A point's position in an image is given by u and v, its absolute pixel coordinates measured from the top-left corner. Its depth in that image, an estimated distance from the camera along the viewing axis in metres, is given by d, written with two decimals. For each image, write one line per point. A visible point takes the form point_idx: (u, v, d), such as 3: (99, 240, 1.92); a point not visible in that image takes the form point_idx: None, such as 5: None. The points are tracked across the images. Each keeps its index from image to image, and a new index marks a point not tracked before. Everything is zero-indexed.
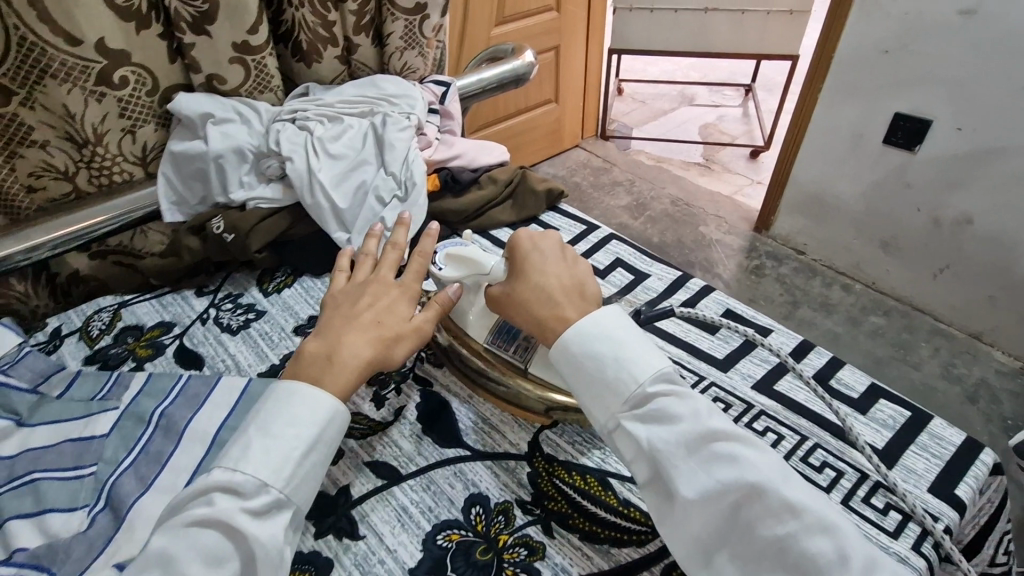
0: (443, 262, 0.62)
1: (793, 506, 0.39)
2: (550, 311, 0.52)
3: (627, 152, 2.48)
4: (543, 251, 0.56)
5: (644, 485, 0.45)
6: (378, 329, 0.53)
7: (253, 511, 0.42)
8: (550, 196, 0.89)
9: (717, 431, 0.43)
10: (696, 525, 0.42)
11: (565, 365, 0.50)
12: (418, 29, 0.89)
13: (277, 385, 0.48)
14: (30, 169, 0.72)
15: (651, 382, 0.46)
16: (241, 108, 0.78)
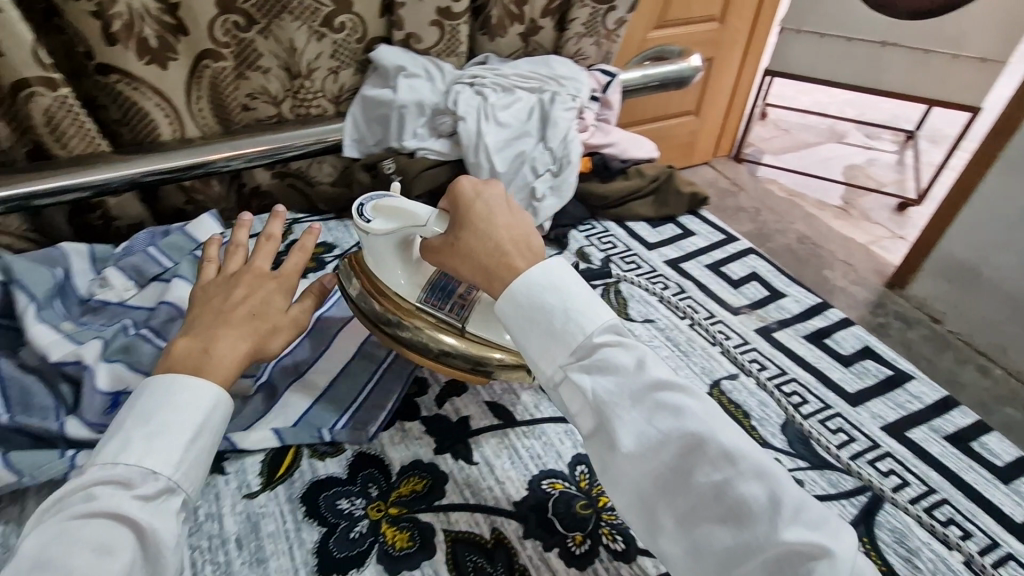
0: (370, 214, 0.56)
1: (732, 454, 0.38)
2: (499, 260, 0.48)
3: (759, 179, 2.36)
4: (489, 198, 0.52)
5: (588, 437, 0.43)
6: (254, 323, 0.53)
7: (139, 499, 0.39)
8: (693, 200, 0.89)
9: (660, 381, 0.41)
10: (637, 476, 0.40)
11: (512, 316, 0.46)
12: (602, 18, 0.95)
13: (150, 381, 0.45)
14: (249, 90, 0.83)
15: (598, 332, 0.43)
16: (430, 67, 0.85)
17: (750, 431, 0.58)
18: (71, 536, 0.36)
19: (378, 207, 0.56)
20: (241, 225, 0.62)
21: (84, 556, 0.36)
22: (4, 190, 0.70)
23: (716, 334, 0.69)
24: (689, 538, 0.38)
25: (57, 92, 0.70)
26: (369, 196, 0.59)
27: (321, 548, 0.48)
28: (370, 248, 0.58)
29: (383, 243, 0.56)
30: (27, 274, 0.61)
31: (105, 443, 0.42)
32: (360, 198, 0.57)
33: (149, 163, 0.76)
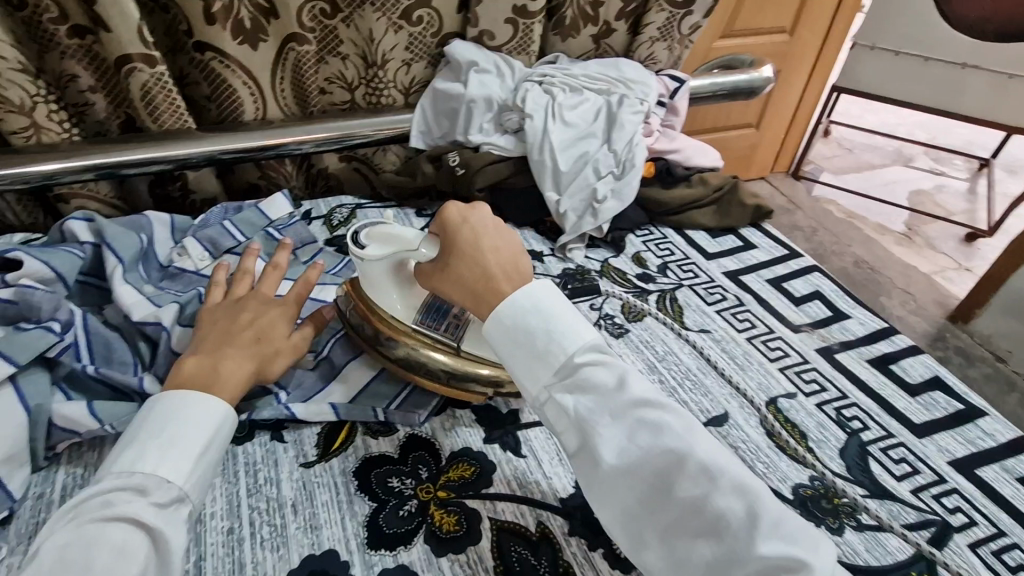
0: (365, 240, 0.57)
1: (709, 469, 0.39)
2: (484, 285, 0.49)
3: (817, 198, 2.28)
4: (475, 220, 0.52)
5: (573, 455, 0.44)
6: (259, 344, 0.53)
7: (153, 508, 0.40)
8: (756, 212, 0.88)
9: (641, 398, 0.42)
10: (622, 493, 0.41)
11: (498, 340, 0.47)
12: (678, 25, 0.95)
13: (161, 395, 0.45)
14: (327, 76, 0.87)
15: (578, 353, 0.45)
16: (501, 64, 0.86)
17: (807, 452, 0.56)
18: (89, 543, 0.37)
19: (372, 234, 0.58)
20: (249, 252, 0.64)
21: (105, 562, 0.36)
22: (99, 159, 0.75)
23: (774, 350, 0.67)
24: (670, 554, 0.39)
25: (154, 69, 0.74)
26: (360, 223, 0.60)
27: (371, 523, 0.49)
28: (366, 273, 0.58)
29: (378, 270, 0.57)
30: (117, 238, 0.65)
31: (112, 455, 0.42)
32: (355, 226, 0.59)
33: (229, 141, 0.80)
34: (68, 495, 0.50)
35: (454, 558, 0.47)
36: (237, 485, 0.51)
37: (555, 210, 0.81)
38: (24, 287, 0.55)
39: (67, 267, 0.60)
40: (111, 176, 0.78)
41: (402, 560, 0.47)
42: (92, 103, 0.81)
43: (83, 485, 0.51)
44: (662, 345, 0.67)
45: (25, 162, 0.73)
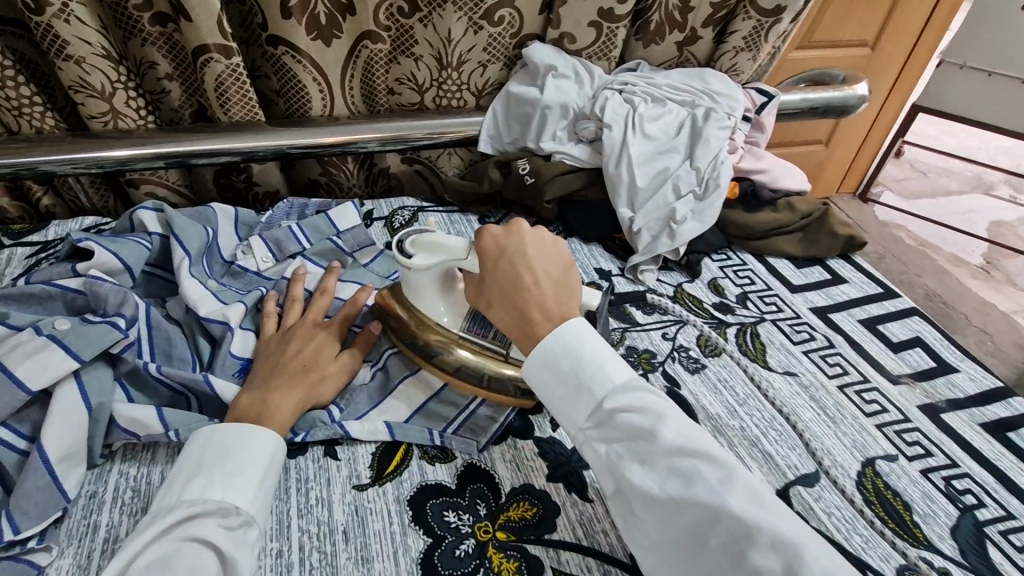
0: (409, 249, 0.56)
1: (744, 524, 0.35)
2: (524, 323, 0.48)
3: (888, 223, 2.15)
4: (517, 244, 0.50)
5: (610, 498, 0.42)
6: (306, 373, 0.53)
7: (224, 531, 0.41)
8: (848, 243, 0.80)
9: (673, 445, 0.38)
10: (657, 539, 0.39)
11: (535, 380, 0.46)
12: (765, 33, 0.86)
13: (210, 429, 0.46)
14: (398, 76, 0.84)
15: (610, 397, 0.42)
16: (580, 69, 0.82)
17: (912, 528, 0.50)
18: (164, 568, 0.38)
19: (417, 242, 0.56)
20: (296, 278, 0.63)
21: None
22: (171, 148, 0.75)
23: (870, 403, 0.60)
24: None
25: (230, 60, 0.73)
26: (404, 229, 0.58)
27: (425, 561, 0.46)
28: (410, 282, 0.57)
29: (423, 279, 0.56)
30: (184, 231, 0.64)
31: (173, 485, 0.43)
32: (399, 233, 0.57)
33: (295, 136, 0.78)
34: (121, 497, 0.48)
35: None
36: (288, 503, 0.49)
37: (628, 228, 0.76)
38: (93, 278, 0.54)
39: (133, 258, 0.59)
40: (180, 165, 0.78)
41: None
42: (168, 91, 0.81)
43: (136, 487, 0.49)
44: (743, 387, 0.61)
45: (101, 147, 0.74)
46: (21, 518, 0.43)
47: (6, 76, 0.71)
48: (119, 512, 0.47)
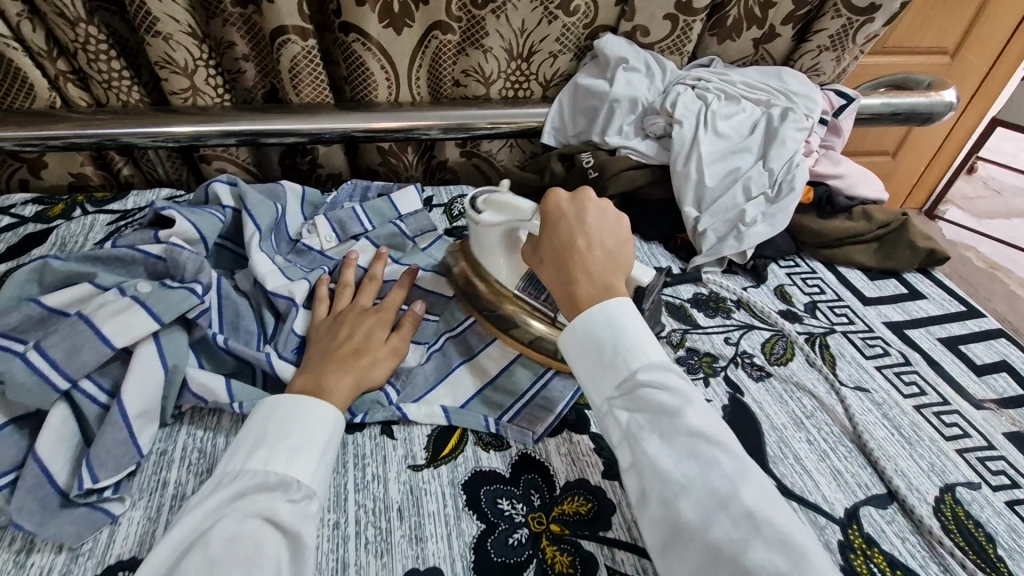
0: (481, 206, 0.59)
1: (754, 518, 0.34)
2: (569, 285, 0.47)
3: (955, 243, 2.04)
4: (580, 213, 0.50)
5: (623, 471, 0.40)
6: (357, 358, 0.53)
7: (285, 507, 0.41)
8: (928, 257, 0.75)
9: (697, 430, 0.37)
10: (659, 518, 0.37)
11: (569, 348, 0.45)
12: (853, 34, 0.83)
13: (269, 401, 0.47)
14: (464, 68, 0.84)
15: (643, 370, 0.41)
16: (651, 63, 0.80)
17: (996, 562, 0.46)
18: (228, 549, 0.37)
19: (488, 201, 0.59)
20: (347, 261, 0.64)
21: (250, 557, 0.37)
22: (244, 126, 0.77)
23: (950, 426, 0.56)
24: None
25: (306, 42, 0.74)
26: (481, 190, 0.61)
27: (478, 547, 0.45)
28: (478, 240, 0.60)
29: (490, 235, 0.58)
30: (256, 206, 0.66)
31: (234, 455, 0.44)
32: (476, 192, 0.61)
33: (362, 120, 0.79)
34: (189, 456, 0.50)
35: None
36: (345, 477, 0.50)
37: (692, 228, 0.74)
38: (173, 245, 0.56)
39: (209, 229, 0.61)
40: (250, 143, 0.80)
41: None
42: (243, 71, 0.84)
43: (202, 448, 0.51)
44: (811, 399, 0.58)
45: (181, 122, 0.76)
46: (99, 468, 0.45)
47: (100, 51, 0.74)
48: (187, 471, 0.49)
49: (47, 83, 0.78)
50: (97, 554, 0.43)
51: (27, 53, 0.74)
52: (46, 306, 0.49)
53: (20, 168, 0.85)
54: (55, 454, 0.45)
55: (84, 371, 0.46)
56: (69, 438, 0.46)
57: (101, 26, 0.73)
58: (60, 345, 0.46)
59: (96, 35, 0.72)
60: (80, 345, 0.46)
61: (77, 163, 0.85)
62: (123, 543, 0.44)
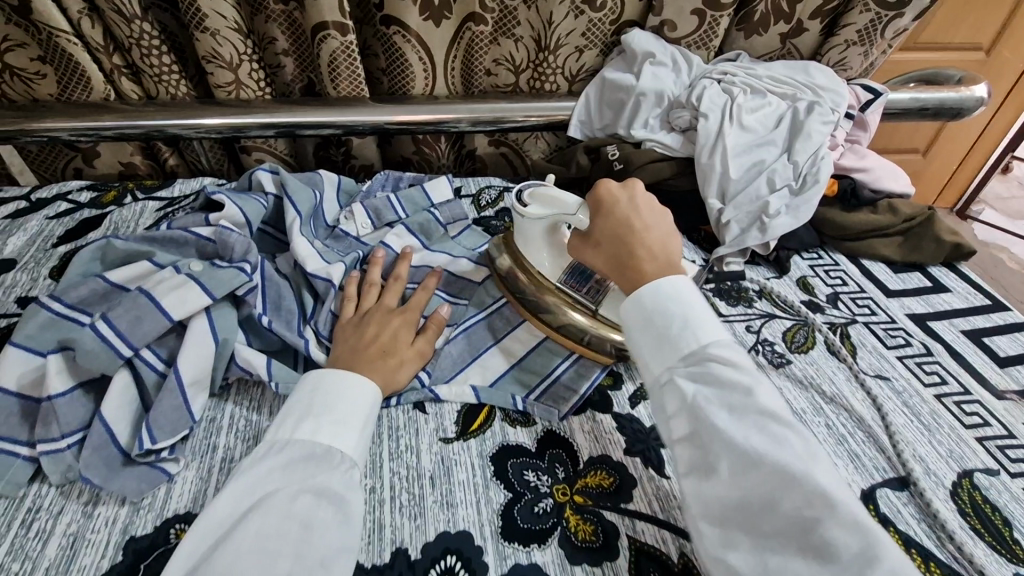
0: (526, 199, 0.60)
1: (828, 498, 0.34)
2: (630, 260, 0.50)
3: (987, 243, 2.00)
4: (632, 198, 0.53)
5: (681, 442, 0.41)
6: (386, 359, 0.54)
7: (332, 474, 0.43)
8: (953, 251, 0.76)
9: (768, 408, 0.38)
10: (721, 492, 0.38)
11: (632, 321, 0.47)
12: (881, 29, 0.83)
13: (309, 379, 0.50)
14: (495, 57, 0.87)
15: (712, 345, 0.42)
16: (678, 57, 0.82)
17: (1012, 544, 0.47)
18: (282, 510, 0.39)
19: (534, 194, 0.60)
20: (373, 261, 0.65)
21: (302, 517, 0.39)
22: (284, 118, 0.81)
23: (970, 415, 0.57)
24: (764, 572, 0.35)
25: (345, 38, 0.77)
26: (527, 183, 0.62)
27: (505, 514, 0.48)
28: (522, 230, 0.62)
29: (531, 226, 0.60)
30: (296, 193, 0.69)
31: (279, 427, 0.46)
32: (520, 186, 0.62)
33: (395, 113, 0.82)
34: (236, 424, 0.54)
35: (590, 571, 0.44)
36: (380, 447, 0.53)
37: (716, 220, 0.75)
38: (222, 228, 0.59)
39: (254, 214, 0.65)
40: (289, 135, 0.84)
41: (536, 559, 0.45)
42: (283, 65, 0.87)
43: (248, 417, 0.55)
44: (832, 386, 0.59)
45: (226, 113, 0.80)
46: (157, 430, 0.49)
47: (153, 46, 0.78)
48: (235, 437, 0.53)
49: (103, 76, 0.83)
50: (156, 508, 0.47)
51: (86, 49, 0.79)
52: (111, 282, 0.53)
53: (76, 157, 0.90)
54: (118, 416, 0.49)
55: (146, 340, 0.50)
56: (130, 402, 0.50)
57: (155, 23, 0.77)
58: (124, 316, 0.50)
59: (150, 31, 0.77)
60: (142, 316, 0.50)
61: (128, 154, 0.91)
62: (178, 499, 0.48)
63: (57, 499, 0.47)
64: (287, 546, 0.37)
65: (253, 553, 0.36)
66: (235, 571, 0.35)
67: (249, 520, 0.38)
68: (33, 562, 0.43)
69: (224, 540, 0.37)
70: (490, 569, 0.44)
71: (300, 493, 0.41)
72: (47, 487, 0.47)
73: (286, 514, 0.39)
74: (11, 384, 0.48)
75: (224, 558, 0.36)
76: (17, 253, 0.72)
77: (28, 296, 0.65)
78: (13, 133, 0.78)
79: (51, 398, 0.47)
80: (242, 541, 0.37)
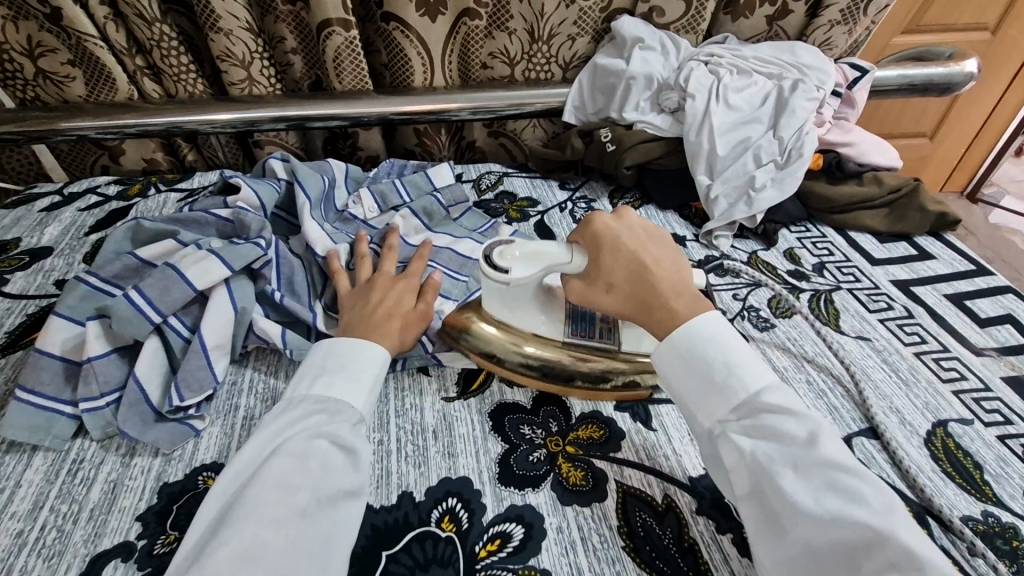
0: (503, 263, 0.54)
1: (915, 556, 0.34)
2: (659, 305, 0.50)
3: (998, 226, 1.98)
4: (632, 228, 0.54)
5: (743, 499, 0.42)
6: (388, 322, 0.56)
7: (345, 423, 0.47)
8: (939, 220, 0.78)
9: (835, 460, 0.39)
10: (795, 551, 0.38)
11: (678, 368, 0.47)
12: (864, 7, 0.86)
13: (322, 344, 0.53)
14: (491, 50, 0.92)
15: (764, 390, 0.44)
16: (667, 43, 0.85)
17: (982, 484, 0.49)
18: (299, 460, 0.43)
19: (509, 256, 0.54)
20: (360, 241, 0.67)
21: (318, 463, 0.43)
22: (293, 111, 0.85)
23: (948, 370, 0.60)
24: None
25: (348, 34, 0.82)
26: (492, 241, 0.57)
27: (502, 461, 0.52)
28: (507, 296, 0.57)
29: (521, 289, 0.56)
30: (306, 179, 0.74)
31: (296, 385, 0.50)
32: (488, 247, 0.56)
33: (399, 103, 0.87)
34: (255, 387, 0.59)
35: (579, 510, 0.48)
36: (386, 406, 0.57)
37: (705, 195, 0.78)
38: (240, 210, 0.65)
39: (267, 197, 0.70)
40: (298, 127, 0.89)
41: (530, 500, 0.49)
42: (292, 63, 0.93)
43: (266, 381, 0.59)
44: (813, 346, 0.62)
45: (240, 108, 0.85)
46: (185, 390, 0.54)
47: (171, 47, 0.84)
48: (254, 399, 0.57)
49: (127, 77, 0.89)
50: (185, 459, 0.52)
51: (110, 51, 0.85)
52: (142, 258, 0.59)
53: (103, 155, 0.97)
54: (150, 377, 0.54)
55: (173, 307, 0.55)
56: (160, 365, 0.55)
57: (172, 26, 0.83)
58: (154, 286, 0.55)
59: (169, 33, 0.82)
60: (169, 286, 0.55)
61: (151, 150, 0.97)
62: (204, 451, 0.52)
63: (98, 452, 0.52)
64: (305, 485, 0.41)
65: (277, 487, 0.40)
66: (262, 502, 0.39)
67: (272, 463, 0.42)
68: (79, 504, 0.48)
69: (250, 477, 0.42)
70: (488, 509, 0.48)
71: (316, 439, 0.44)
72: (89, 441, 0.53)
73: (303, 455, 0.43)
74: (56, 348, 0.54)
75: (251, 493, 0.40)
76: (53, 242, 0.78)
77: (63, 278, 0.71)
78: (44, 132, 0.84)
79: (91, 361, 0.53)
80: (264, 478, 0.41)
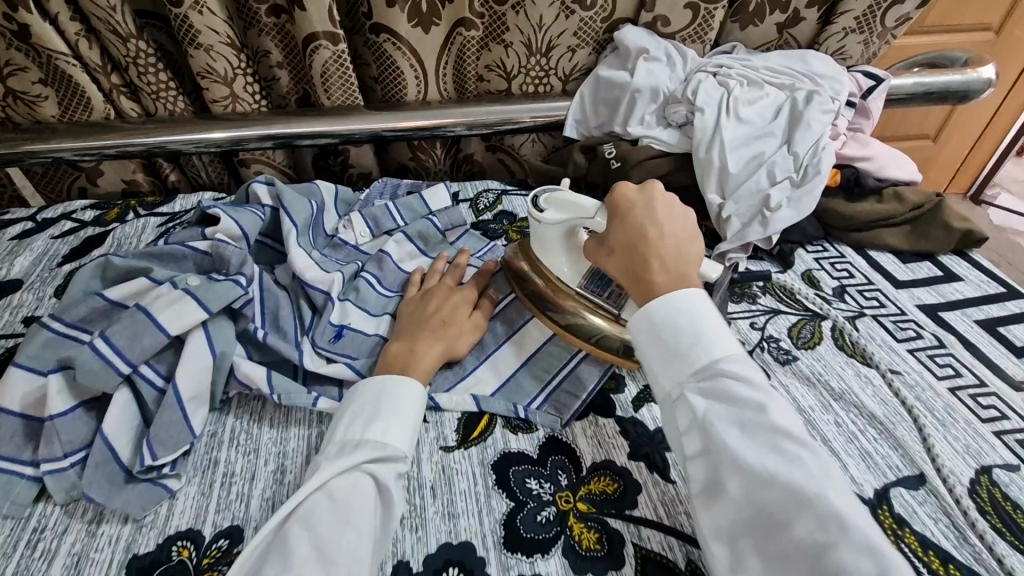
0: (542, 204, 0.59)
1: (841, 518, 0.33)
2: (641, 275, 0.48)
3: (1004, 229, 1.95)
4: (648, 199, 0.51)
5: (691, 459, 0.41)
6: (445, 329, 0.57)
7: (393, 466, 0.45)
8: (964, 239, 0.74)
9: (780, 426, 0.37)
10: (732, 509, 0.37)
11: (645, 332, 0.45)
12: (880, 16, 0.82)
13: (370, 380, 0.50)
14: (489, 62, 0.87)
15: (725, 359, 0.41)
16: (672, 52, 0.81)
17: None
18: (347, 504, 0.41)
19: (550, 199, 0.58)
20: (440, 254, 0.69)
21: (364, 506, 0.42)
22: (280, 129, 0.81)
23: (987, 409, 0.55)
24: None
25: (336, 47, 0.77)
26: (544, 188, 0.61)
27: (508, 522, 0.47)
28: (538, 237, 0.60)
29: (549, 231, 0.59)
30: (292, 204, 0.69)
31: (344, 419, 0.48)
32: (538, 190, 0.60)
33: (391, 119, 0.82)
34: (237, 438, 0.54)
35: None
36: None
37: (716, 215, 0.74)
38: (219, 241, 0.60)
39: (249, 225, 0.65)
40: (285, 145, 0.84)
41: (540, 569, 0.44)
42: (277, 78, 0.88)
43: (249, 430, 0.55)
44: (840, 381, 0.57)
45: (223, 127, 0.81)
46: (158, 446, 0.49)
47: (149, 64, 0.79)
48: (235, 452, 0.53)
49: (102, 95, 0.84)
50: (158, 526, 0.47)
51: (84, 68, 0.80)
52: (110, 299, 0.54)
53: (79, 177, 0.92)
54: (119, 433, 0.49)
55: (143, 356, 0.50)
56: (131, 419, 0.50)
57: (149, 41, 0.78)
58: (121, 333, 0.50)
59: (145, 48, 0.78)
60: (138, 333, 0.50)
61: (130, 171, 0.92)
62: (180, 516, 0.47)
63: (62, 518, 0.47)
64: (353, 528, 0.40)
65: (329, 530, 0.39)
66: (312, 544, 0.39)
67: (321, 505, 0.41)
68: None
69: (298, 510, 0.41)
70: None
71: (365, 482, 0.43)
72: (52, 506, 0.48)
73: (352, 491, 0.42)
74: (15, 404, 0.49)
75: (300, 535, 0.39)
76: (23, 274, 0.73)
77: (32, 316, 0.66)
78: (16, 156, 0.79)
79: (53, 418, 0.48)
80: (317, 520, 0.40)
